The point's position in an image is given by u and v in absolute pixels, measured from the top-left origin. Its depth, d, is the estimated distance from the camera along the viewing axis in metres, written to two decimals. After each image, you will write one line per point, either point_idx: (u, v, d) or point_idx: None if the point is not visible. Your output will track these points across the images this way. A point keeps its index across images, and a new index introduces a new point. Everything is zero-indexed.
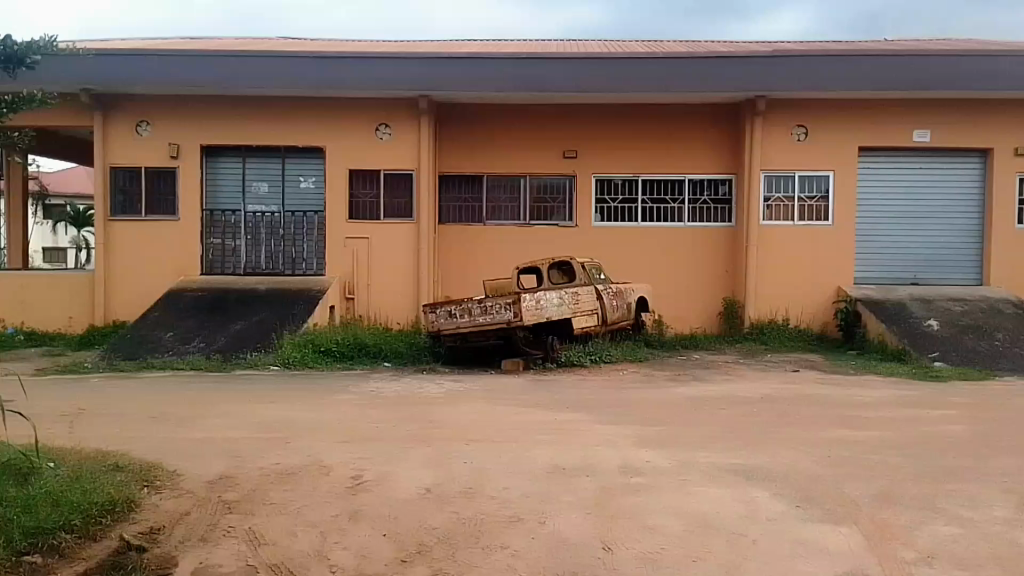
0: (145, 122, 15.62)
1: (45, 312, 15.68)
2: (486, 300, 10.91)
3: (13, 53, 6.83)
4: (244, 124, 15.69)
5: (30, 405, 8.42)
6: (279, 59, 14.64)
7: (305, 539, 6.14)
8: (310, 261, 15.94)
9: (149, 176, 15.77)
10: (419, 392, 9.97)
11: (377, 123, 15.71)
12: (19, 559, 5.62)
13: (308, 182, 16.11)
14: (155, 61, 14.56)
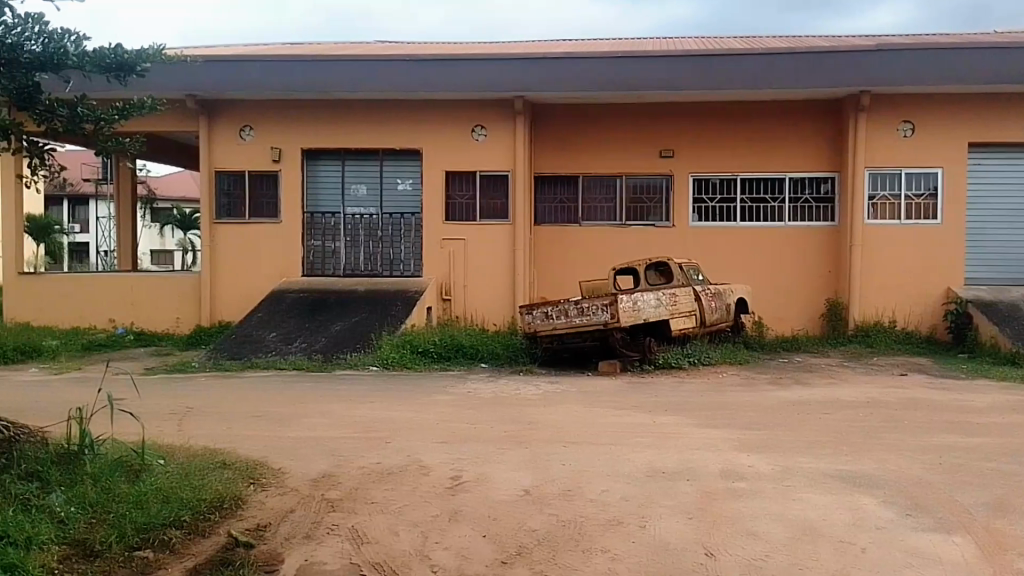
0: (248, 126, 16.02)
1: (154, 313, 16.24)
2: (582, 303, 10.86)
3: (124, 61, 6.55)
4: (327, 129, 15.97)
5: (142, 405, 8.65)
6: (375, 63, 14.83)
7: (406, 538, 6.13)
8: (408, 264, 16.13)
9: (252, 180, 16.14)
10: (514, 393, 9.96)
11: (451, 127, 15.82)
12: (131, 554, 5.76)
13: (404, 184, 16.26)
14: (254, 67, 14.92)
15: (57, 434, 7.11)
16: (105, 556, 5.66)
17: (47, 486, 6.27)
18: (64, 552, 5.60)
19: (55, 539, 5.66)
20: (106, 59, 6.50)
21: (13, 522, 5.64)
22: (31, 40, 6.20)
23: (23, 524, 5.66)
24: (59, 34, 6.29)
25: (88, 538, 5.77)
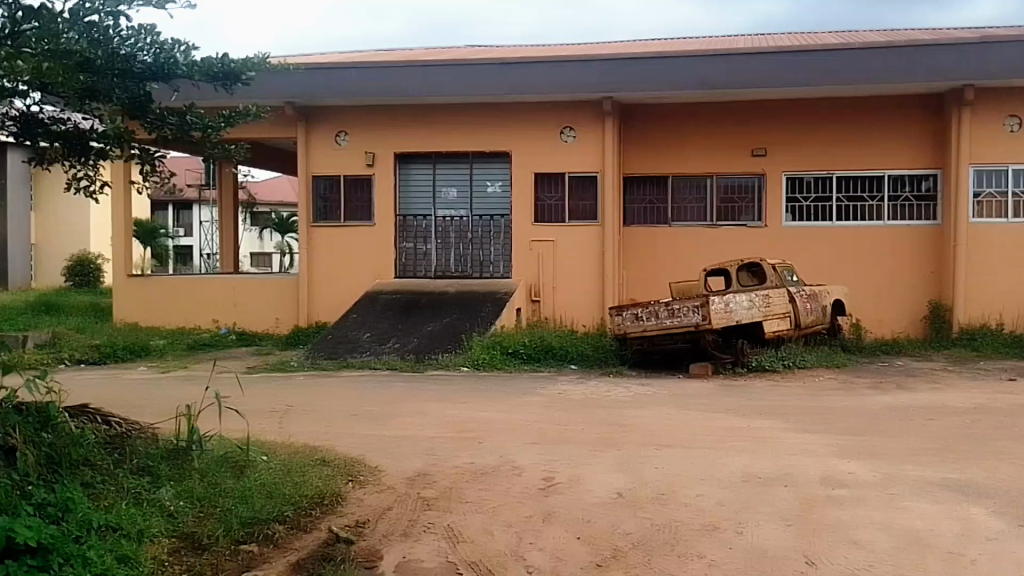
0: (343, 132, 16.45)
1: (256, 313, 16.85)
2: (673, 304, 10.84)
3: (229, 70, 6.36)
4: (408, 136, 16.27)
5: (244, 403, 8.96)
6: (465, 67, 15.07)
7: (501, 538, 6.12)
8: (497, 265, 16.27)
9: (347, 184, 16.58)
10: (605, 395, 9.90)
11: (527, 133, 15.96)
12: (237, 548, 5.90)
13: (494, 187, 16.38)
14: (351, 73, 15.36)
15: (167, 431, 7.38)
16: (213, 549, 5.83)
17: (157, 480, 6.48)
18: (174, 545, 5.79)
19: (165, 532, 5.87)
20: (213, 68, 6.32)
21: (127, 514, 5.88)
22: (142, 51, 6.05)
23: (135, 516, 5.89)
24: (169, 44, 6.16)
25: (196, 531, 5.97)
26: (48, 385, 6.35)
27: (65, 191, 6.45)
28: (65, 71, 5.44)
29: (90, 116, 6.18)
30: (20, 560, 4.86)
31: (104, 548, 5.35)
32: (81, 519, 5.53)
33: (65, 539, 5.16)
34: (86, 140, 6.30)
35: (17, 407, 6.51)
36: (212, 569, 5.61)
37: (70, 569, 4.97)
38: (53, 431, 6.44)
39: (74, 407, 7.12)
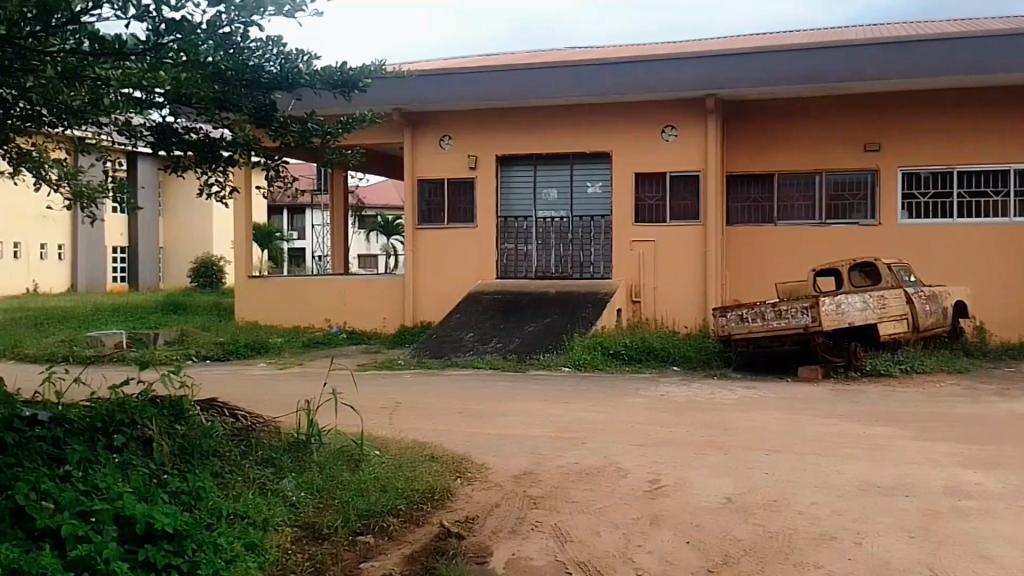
0: (446, 137, 16.81)
1: (364, 314, 17.41)
2: (780, 305, 10.67)
3: (350, 78, 6.61)
4: (500, 137, 16.54)
5: (357, 399, 9.32)
6: (564, 69, 15.19)
7: (609, 539, 6.10)
8: (598, 266, 16.34)
9: (450, 188, 16.95)
10: (710, 398, 9.77)
11: (621, 134, 15.96)
12: (355, 538, 6.12)
13: (595, 187, 16.43)
14: (458, 79, 15.73)
15: (288, 424, 7.71)
16: (333, 539, 6.05)
17: (280, 471, 6.77)
18: (296, 534, 6.03)
19: (288, 521, 6.11)
20: (333, 76, 6.63)
21: (253, 502, 6.16)
22: (269, 61, 6.32)
23: (261, 505, 6.16)
24: (293, 55, 6.45)
25: (316, 521, 6.19)
26: (181, 380, 6.75)
27: (198, 196, 6.86)
28: (198, 81, 5.76)
29: (219, 123, 6.56)
30: (158, 544, 5.17)
31: (233, 536, 5.63)
32: (211, 506, 5.83)
33: (197, 527, 5.46)
34: (218, 148, 6.68)
35: (153, 401, 7.01)
36: (333, 559, 5.81)
37: (203, 554, 5.24)
38: (186, 423, 6.84)
39: (204, 401, 7.54)
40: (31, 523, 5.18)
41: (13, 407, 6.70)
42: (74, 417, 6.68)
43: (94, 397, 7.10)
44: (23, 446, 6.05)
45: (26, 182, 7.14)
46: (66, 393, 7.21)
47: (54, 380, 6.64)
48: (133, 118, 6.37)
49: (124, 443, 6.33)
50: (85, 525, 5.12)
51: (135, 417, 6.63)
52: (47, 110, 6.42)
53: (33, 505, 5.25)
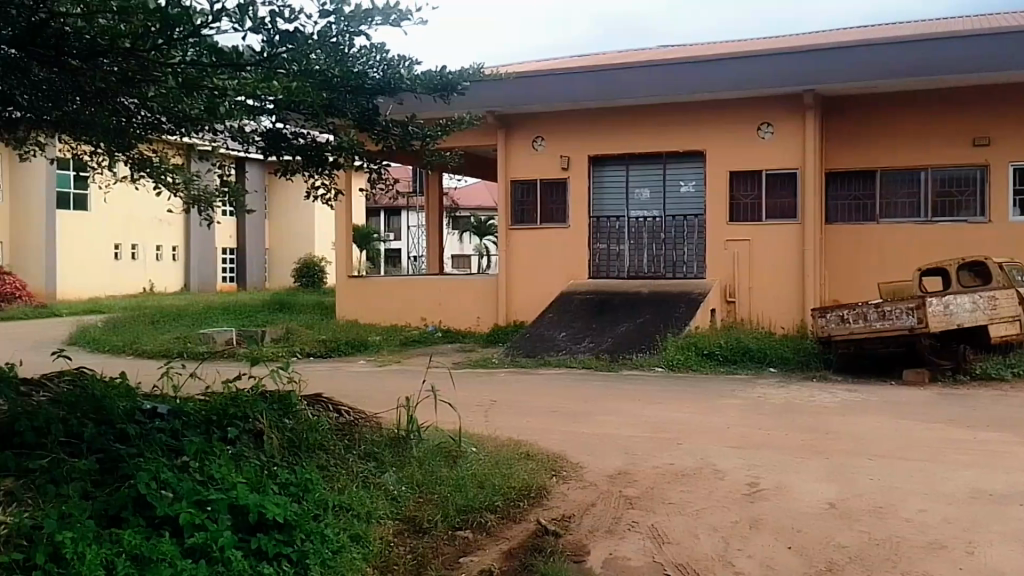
0: (541, 138, 16.98)
1: (459, 313, 17.73)
2: (884, 306, 10.36)
3: (448, 82, 6.78)
4: (587, 138, 16.64)
5: (454, 396, 9.50)
6: (654, 69, 15.13)
7: (707, 542, 5.99)
8: (691, 265, 16.24)
9: (544, 188, 17.10)
10: (808, 401, 9.52)
11: (708, 132, 15.78)
12: (454, 533, 6.24)
13: (688, 186, 16.28)
14: (549, 81, 15.88)
15: (388, 420, 7.93)
16: (432, 533, 6.18)
17: (382, 465, 6.95)
18: (398, 527, 6.19)
19: (389, 514, 6.28)
20: (433, 79, 6.75)
21: (356, 495, 6.34)
22: (373, 67, 6.47)
23: (364, 498, 6.35)
24: (395, 61, 6.59)
25: (417, 515, 6.34)
26: (288, 375, 7.05)
27: (305, 198, 7.17)
28: (308, 89, 5.98)
29: (327, 129, 6.83)
30: (269, 533, 5.40)
31: (338, 527, 5.83)
32: (318, 498, 6.05)
33: (305, 517, 5.69)
34: (323, 151, 6.89)
35: (263, 395, 7.39)
36: (434, 552, 5.94)
37: (311, 544, 5.46)
38: (293, 417, 7.14)
39: (309, 397, 7.84)
40: (152, 510, 5.41)
41: (135, 400, 7.11)
42: (190, 410, 7.02)
43: (207, 392, 7.46)
44: (144, 436, 6.36)
45: (147, 187, 7.52)
46: (182, 388, 7.61)
47: (171, 375, 6.99)
48: (245, 124, 6.64)
49: (237, 436, 6.61)
50: (202, 513, 5.38)
51: (247, 411, 6.97)
52: (167, 118, 6.64)
53: (153, 494, 5.47)
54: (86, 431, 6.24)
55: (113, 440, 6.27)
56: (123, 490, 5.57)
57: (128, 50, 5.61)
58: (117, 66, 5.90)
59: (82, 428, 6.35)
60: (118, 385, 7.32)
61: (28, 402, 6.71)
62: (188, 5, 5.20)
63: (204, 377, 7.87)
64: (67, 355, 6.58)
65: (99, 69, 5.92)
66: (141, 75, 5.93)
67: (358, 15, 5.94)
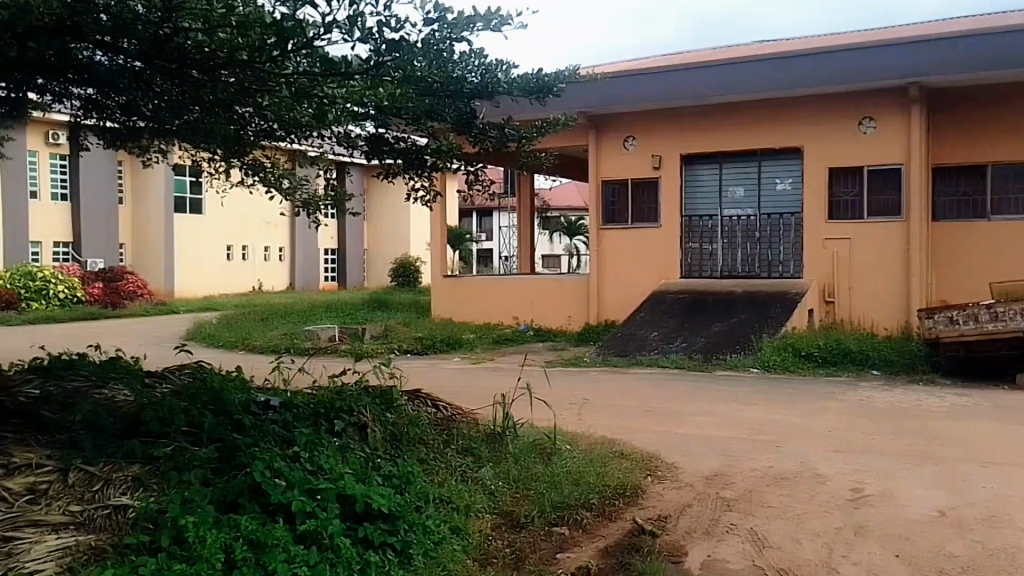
0: (632, 138, 16.97)
1: (551, 312, 17.87)
2: (996, 308, 9.95)
3: (544, 85, 6.83)
4: (675, 136, 16.55)
5: (550, 395, 9.61)
6: (748, 65, 14.94)
7: (810, 547, 5.83)
8: (788, 264, 15.82)
9: (635, 187, 17.11)
10: (915, 405, 9.17)
11: (801, 128, 15.43)
12: (551, 529, 6.28)
13: (784, 184, 15.91)
14: (640, 80, 15.88)
15: (485, 417, 8.11)
16: (530, 528, 6.25)
17: (479, 461, 7.11)
18: (496, 521, 6.31)
19: (488, 509, 6.41)
20: (531, 83, 6.84)
21: (455, 490, 6.51)
22: (471, 72, 6.56)
23: (462, 492, 6.51)
24: (494, 65, 6.67)
25: (514, 510, 6.43)
26: (390, 371, 7.32)
27: (405, 199, 7.41)
28: (411, 95, 6.20)
29: (426, 132, 7.05)
30: (375, 524, 5.62)
31: (439, 519, 6.01)
32: (419, 491, 6.24)
33: (408, 509, 5.90)
34: (423, 154, 7.12)
35: (366, 390, 7.69)
36: (531, 548, 6.00)
37: (414, 534, 5.67)
38: (395, 412, 7.41)
39: (409, 393, 8.13)
40: (266, 498, 5.65)
41: (250, 393, 7.51)
42: (299, 403, 7.38)
43: (314, 386, 7.82)
44: (258, 427, 6.70)
45: (258, 191, 7.91)
46: (291, 382, 7.99)
47: (282, 369, 7.33)
48: (351, 130, 6.94)
49: (343, 428, 6.88)
50: (312, 502, 5.60)
51: (352, 405, 7.24)
52: (279, 126, 6.87)
53: (267, 481, 5.71)
54: (205, 421, 6.58)
55: (230, 429, 6.61)
56: (239, 478, 5.85)
57: (245, 61, 5.76)
58: (234, 77, 6.07)
59: (201, 418, 6.72)
60: (234, 378, 7.75)
61: (152, 394, 7.14)
62: (300, 18, 5.42)
63: (311, 371, 8.23)
64: (187, 350, 6.92)
65: (219, 81, 6.12)
66: (257, 85, 6.12)
67: (460, 22, 5.96)
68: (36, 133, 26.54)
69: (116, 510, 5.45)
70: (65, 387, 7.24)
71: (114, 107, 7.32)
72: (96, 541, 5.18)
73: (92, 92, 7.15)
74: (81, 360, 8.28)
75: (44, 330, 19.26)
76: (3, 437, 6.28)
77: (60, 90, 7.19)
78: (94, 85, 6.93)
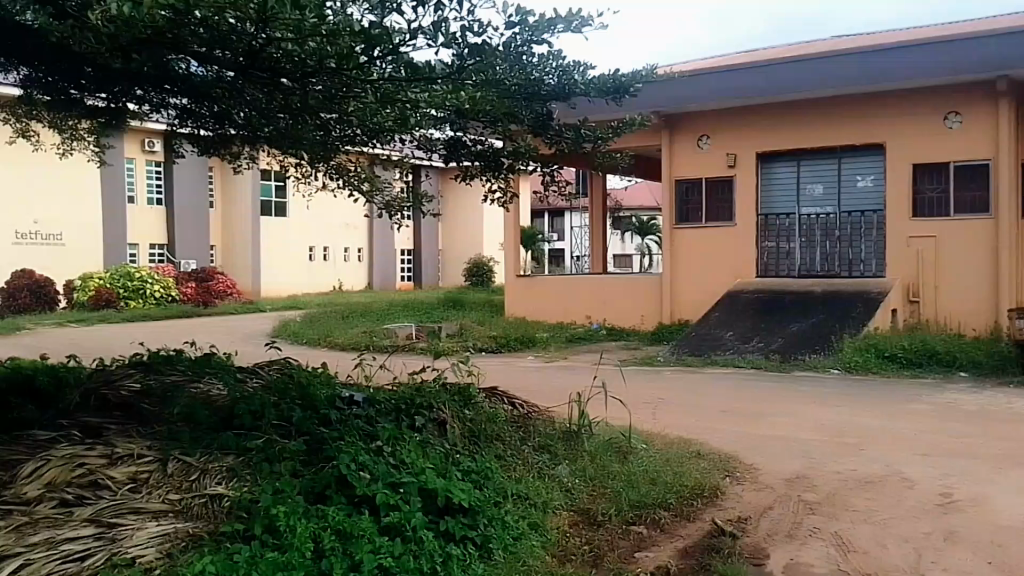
0: (706, 135, 16.79)
1: (623, 311, 17.86)
2: None
3: (620, 84, 6.87)
4: (746, 135, 16.35)
5: (626, 393, 9.63)
6: (826, 60, 14.67)
7: (897, 553, 5.68)
8: (870, 263, 15.56)
9: (709, 185, 16.92)
10: (1009, 408, 8.81)
11: (879, 125, 15.05)
12: (629, 528, 6.27)
13: (866, 181, 15.54)
14: (714, 78, 15.77)
15: (560, 415, 8.21)
16: (607, 526, 6.26)
17: (555, 458, 7.18)
18: (573, 518, 6.35)
19: (564, 506, 6.45)
20: (607, 83, 6.88)
21: (533, 486, 6.59)
22: (548, 75, 6.64)
23: (539, 489, 6.58)
24: (570, 67, 6.72)
25: (591, 508, 6.46)
26: (467, 368, 7.48)
27: (482, 201, 7.56)
28: (491, 97, 6.37)
29: (503, 135, 7.17)
30: (456, 517, 5.75)
31: (518, 515, 6.09)
32: (498, 487, 6.33)
33: (487, 504, 5.99)
34: (499, 156, 7.28)
35: (445, 386, 7.87)
36: (609, 546, 5.99)
37: (493, 529, 5.77)
38: (472, 408, 7.57)
39: (487, 389, 8.30)
40: (352, 490, 5.82)
41: (334, 388, 7.78)
42: (382, 398, 7.60)
43: (394, 382, 8.03)
44: (344, 422, 6.93)
45: (342, 195, 8.18)
46: (373, 378, 8.23)
47: (364, 366, 7.53)
48: (430, 134, 7.11)
49: (424, 424, 7.04)
50: (395, 495, 5.74)
51: (432, 402, 7.41)
52: (361, 131, 7.09)
53: (352, 474, 5.89)
54: (294, 415, 6.85)
55: (317, 423, 6.86)
56: (327, 470, 6.05)
57: (333, 70, 5.88)
58: (322, 85, 6.26)
59: (290, 412, 6.99)
60: (320, 374, 8.04)
61: (244, 389, 7.46)
62: (388, 25, 5.59)
63: (390, 368, 8.47)
64: (277, 346, 7.21)
65: (308, 88, 6.32)
66: (342, 92, 6.30)
67: (541, 24, 6.08)
68: (134, 141, 27.85)
69: (212, 499, 5.68)
70: (164, 381, 7.64)
71: (207, 116, 7.68)
72: (193, 529, 5.36)
73: (188, 102, 7.51)
74: (178, 355, 8.71)
75: (138, 327, 20.27)
76: (108, 427, 6.64)
77: (158, 100, 7.57)
78: (191, 95, 7.27)
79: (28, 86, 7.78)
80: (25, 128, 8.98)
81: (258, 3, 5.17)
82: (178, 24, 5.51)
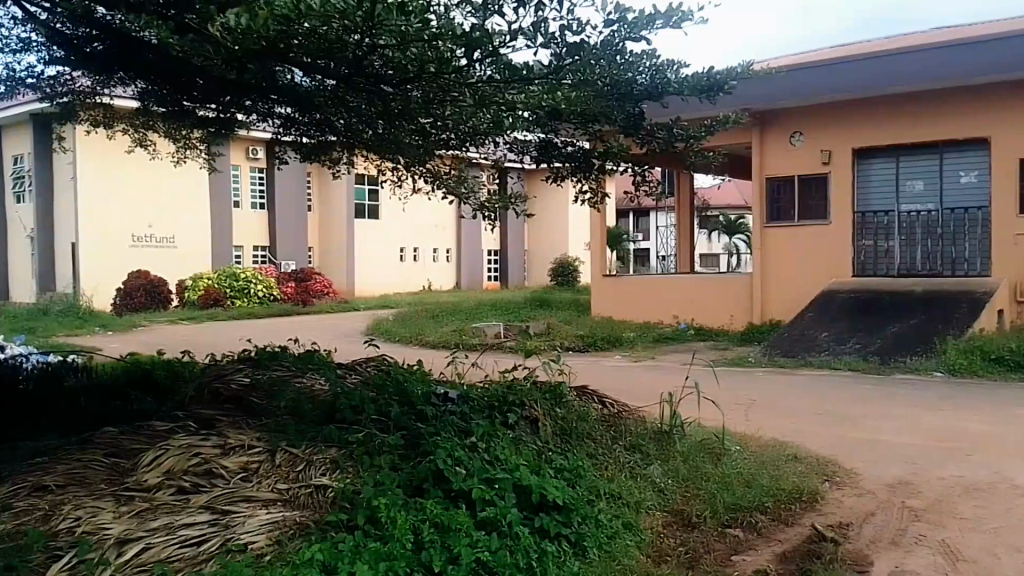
0: (796, 134, 16.43)
1: (713, 310, 17.63)
2: None
3: (716, 82, 6.80)
4: (836, 132, 15.98)
5: (717, 394, 9.55)
6: (928, 53, 14.38)
7: (1012, 563, 5.45)
8: (975, 261, 14.95)
9: (800, 184, 16.54)
10: None
11: (974, 119, 14.52)
12: (724, 530, 6.20)
13: (969, 177, 14.92)
14: (808, 74, 15.56)
15: (652, 415, 8.22)
16: (703, 528, 6.21)
17: (647, 458, 7.17)
18: (666, 519, 6.32)
19: (658, 506, 6.43)
20: (700, 81, 6.80)
21: (624, 485, 6.59)
22: (641, 73, 6.64)
23: (631, 488, 6.58)
24: (663, 65, 6.69)
25: (685, 510, 6.42)
26: (558, 367, 7.54)
27: (572, 201, 7.65)
28: (587, 98, 6.43)
29: (594, 135, 7.23)
30: (551, 514, 5.80)
31: (611, 514, 6.10)
32: (590, 485, 6.34)
33: (581, 502, 6.02)
34: (590, 156, 7.35)
35: (536, 385, 7.98)
36: (705, 547, 5.94)
37: (587, 527, 5.80)
38: (563, 407, 7.64)
39: (576, 388, 8.34)
40: (448, 484, 5.92)
41: (428, 385, 7.99)
42: (476, 396, 7.75)
43: (486, 380, 8.18)
44: (439, 418, 7.09)
45: (436, 196, 8.37)
46: (466, 375, 8.41)
47: (457, 363, 7.66)
48: (523, 136, 7.22)
49: (516, 422, 7.15)
50: (490, 490, 5.82)
51: (523, 400, 7.52)
52: (454, 135, 7.25)
53: (449, 469, 5.99)
54: (392, 411, 7.06)
55: (414, 419, 7.05)
56: (424, 464, 6.17)
57: (433, 74, 6.04)
58: (420, 89, 6.44)
59: (388, 408, 7.20)
60: (415, 371, 8.25)
61: (345, 384, 7.73)
62: (488, 27, 5.67)
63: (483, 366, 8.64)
64: (375, 344, 7.47)
65: (405, 93, 6.52)
66: (439, 95, 6.47)
67: (639, 20, 6.12)
68: (239, 149, 29.04)
69: (317, 489, 5.90)
70: (270, 376, 8.00)
71: (309, 123, 8.00)
72: (300, 517, 5.59)
73: (293, 110, 7.83)
74: (283, 351, 9.09)
75: (234, 325, 21.16)
76: (219, 420, 6.98)
77: (265, 110, 7.92)
78: (296, 104, 7.59)
79: (145, 97, 8.28)
80: (143, 138, 9.54)
81: (366, 11, 5.33)
82: (289, 38, 5.74)
